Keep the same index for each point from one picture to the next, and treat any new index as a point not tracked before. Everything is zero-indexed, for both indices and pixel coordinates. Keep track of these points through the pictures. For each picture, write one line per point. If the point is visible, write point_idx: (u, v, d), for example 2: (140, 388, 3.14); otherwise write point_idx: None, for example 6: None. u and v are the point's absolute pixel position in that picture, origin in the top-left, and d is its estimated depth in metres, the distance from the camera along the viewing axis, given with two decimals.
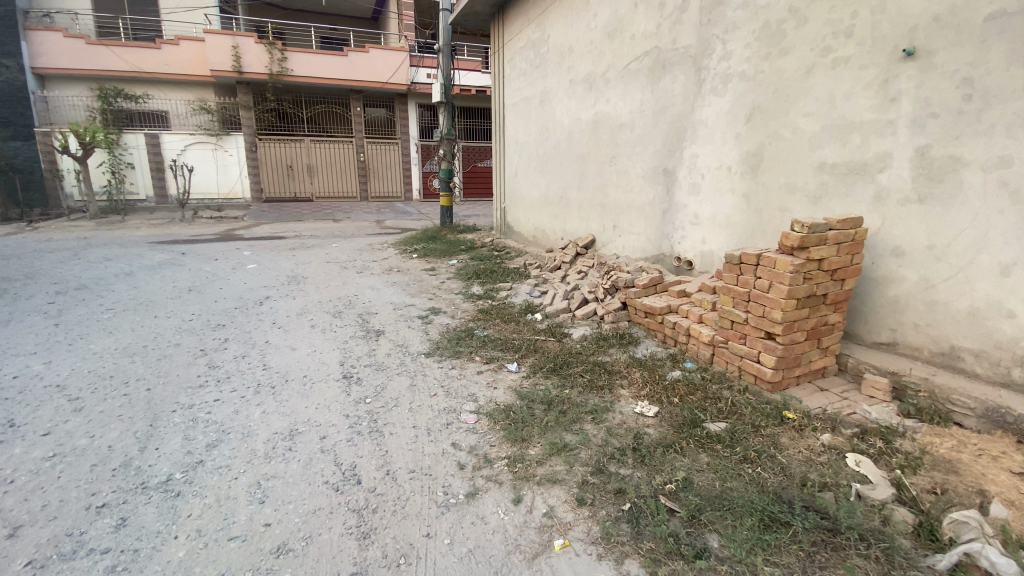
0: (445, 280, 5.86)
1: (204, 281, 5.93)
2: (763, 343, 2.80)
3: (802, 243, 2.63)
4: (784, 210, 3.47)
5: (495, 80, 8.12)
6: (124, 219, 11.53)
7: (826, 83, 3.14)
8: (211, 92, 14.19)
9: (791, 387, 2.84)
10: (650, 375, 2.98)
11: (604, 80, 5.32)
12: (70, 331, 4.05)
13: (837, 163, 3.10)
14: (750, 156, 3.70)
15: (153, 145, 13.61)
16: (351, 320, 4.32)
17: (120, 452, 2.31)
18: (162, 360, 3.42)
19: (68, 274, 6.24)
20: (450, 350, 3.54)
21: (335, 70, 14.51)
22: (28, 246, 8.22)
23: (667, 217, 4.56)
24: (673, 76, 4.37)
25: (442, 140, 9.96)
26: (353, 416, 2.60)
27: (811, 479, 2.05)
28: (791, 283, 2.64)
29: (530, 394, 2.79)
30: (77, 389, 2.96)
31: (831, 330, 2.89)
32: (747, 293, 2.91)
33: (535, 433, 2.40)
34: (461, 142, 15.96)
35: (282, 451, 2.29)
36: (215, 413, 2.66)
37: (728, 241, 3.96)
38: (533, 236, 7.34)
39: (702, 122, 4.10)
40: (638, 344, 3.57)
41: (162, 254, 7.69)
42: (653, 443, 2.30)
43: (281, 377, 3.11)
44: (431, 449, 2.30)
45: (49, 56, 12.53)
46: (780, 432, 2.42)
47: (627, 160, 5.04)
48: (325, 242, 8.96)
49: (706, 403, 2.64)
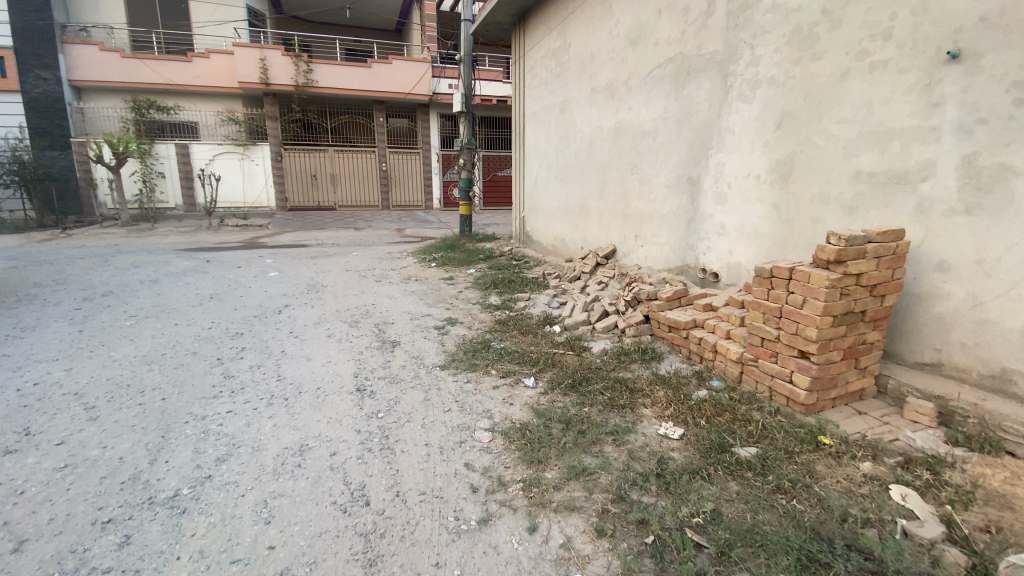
0: (462, 290, 5.80)
1: (225, 288, 5.98)
2: (796, 363, 2.64)
3: (839, 257, 2.47)
4: (817, 221, 3.31)
5: (516, 88, 8.08)
6: (153, 227, 11.82)
7: (863, 88, 2.98)
8: (239, 103, 14.53)
9: (826, 410, 2.67)
10: (675, 394, 2.84)
11: (626, 88, 5.23)
12: (92, 338, 4.10)
13: (875, 171, 2.93)
14: (781, 164, 3.55)
15: (183, 155, 13.98)
16: (367, 329, 4.28)
17: (130, 465, 2.28)
18: (179, 369, 3.41)
19: (96, 280, 6.37)
20: (465, 363, 3.45)
21: (359, 80, 14.73)
22: (61, 252, 8.47)
23: (692, 227, 4.42)
24: (698, 82, 4.24)
25: (462, 149, 9.97)
26: (364, 431, 2.53)
27: (852, 514, 1.89)
28: (827, 299, 2.49)
29: (547, 412, 2.68)
30: (94, 398, 2.96)
31: (869, 349, 2.72)
32: (779, 309, 2.76)
33: (552, 454, 2.28)
34: (482, 151, 16.01)
35: (290, 468, 2.22)
36: (226, 425, 2.62)
37: (756, 253, 3.80)
38: (552, 246, 7.23)
39: (728, 129, 3.97)
40: (661, 360, 3.43)
41: (187, 262, 7.81)
42: (678, 469, 2.17)
43: (295, 388, 3.06)
44: (443, 469, 2.21)
45: (87, 69, 12.97)
46: (816, 459, 2.25)
47: (650, 169, 4.92)
48: (345, 250, 9.01)
49: (735, 426, 2.49)
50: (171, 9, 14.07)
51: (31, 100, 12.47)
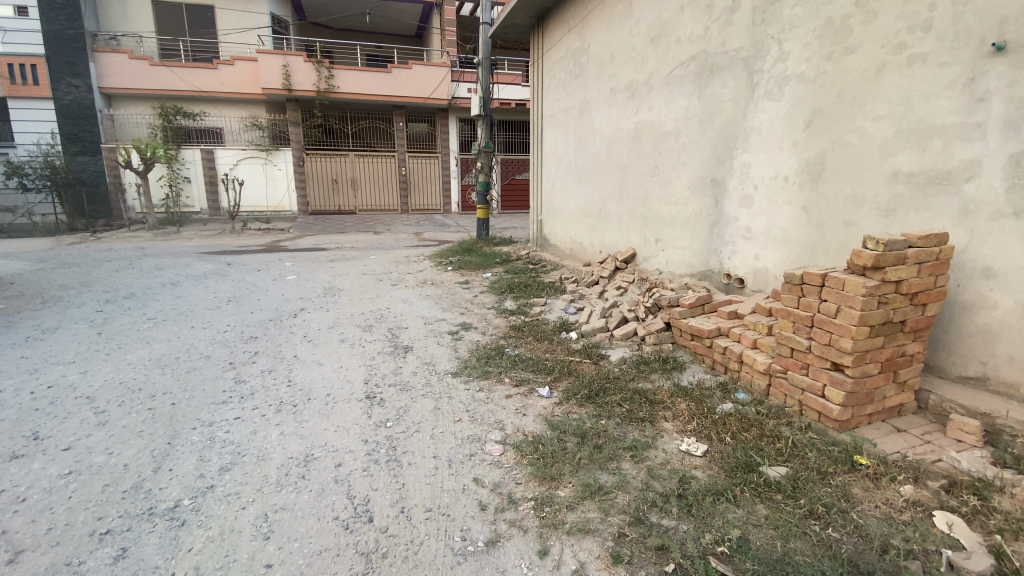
0: (478, 294, 5.71)
1: (243, 291, 6.01)
2: (829, 375, 2.47)
3: (876, 263, 2.30)
4: (850, 225, 3.13)
5: (534, 91, 7.99)
6: (178, 230, 12.05)
7: (900, 83, 2.80)
8: (262, 109, 14.78)
9: (862, 427, 2.49)
10: (698, 408, 2.69)
11: (647, 87, 5.08)
12: (110, 340, 4.12)
13: (914, 172, 2.74)
14: (811, 165, 3.37)
15: (208, 160, 14.24)
16: (380, 334, 4.21)
17: (134, 473, 2.23)
18: (190, 373, 3.39)
19: (119, 282, 6.48)
20: (478, 370, 3.35)
21: (379, 85, 14.82)
22: (90, 255, 8.68)
23: (715, 231, 4.25)
24: (722, 81, 4.09)
25: (480, 152, 9.91)
26: (372, 441, 2.44)
27: (894, 544, 1.72)
28: (864, 308, 2.32)
29: (562, 424, 2.57)
30: (105, 402, 2.95)
31: (909, 362, 2.53)
32: (810, 318, 2.59)
33: (566, 471, 2.16)
34: (500, 155, 15.98)
35: (294, 479, 2.14)
36: (233, 432, 2.56)
37: (784, 258, 3.62)
38: (570, 250, 7.11)
39: (755, 129, 3.81)
40: (683, 370, 3.28)
41: (208, 264, 7.91)
42: (702, 489, 2.03)
43: (304, 395, 3.00)
44: (451, 484, 2.11)
45: (117, 76, 13.30)
46: (851, 481, 2.09)
47: (671, 170, 4.76)
48: (363, 254, 9.03)
49: (763, 443, 2.34)
50: (198, 17, 14.41)
51: (63, 107, 12.85)
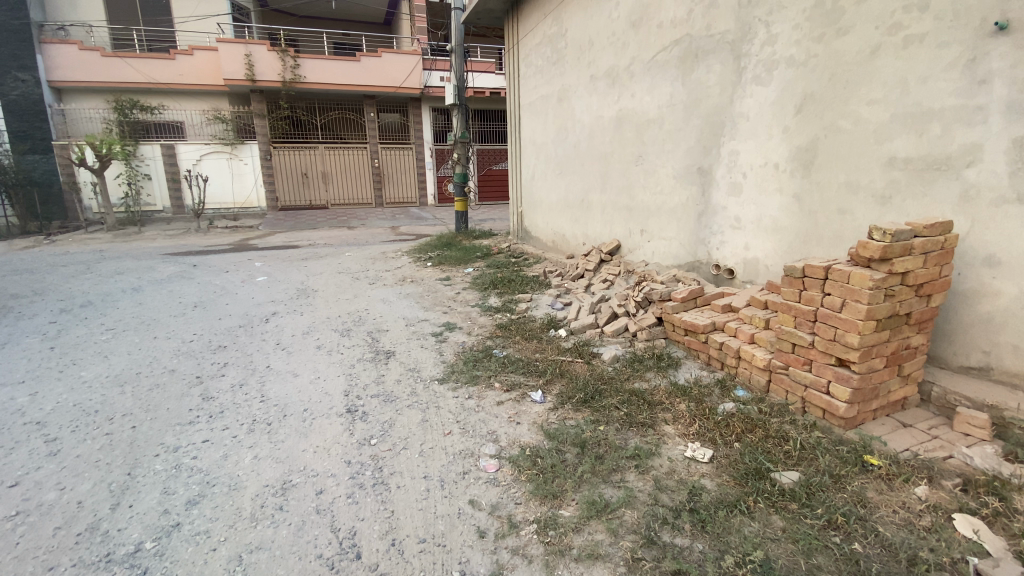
0: (460, 291, 5.54)
1: (210, 296, 5.66)
2: (834, 372, 2.38)
3: (884, 254, 2.20)
4: (845, 212, 3.04)
5: (510, 79, 7.76)
6: (140, 231, 11.46)
7: (896, 65, 2.70)
8: (225, 102, 14.12)
9: (868, 423, 2.43)
10: (698, 409, 2.57)
11: (628, 73, 4.92)
12: (63, 356, 3.79)
13: (912, 157, 2.66)
14: (803, 151, 3.27)
15: (169, 156, 13.57)
16: (360, 339, 3.98)
17: (88, 512, 2.00)
18: (153, 390, 3.12)
19: (76, 289, 6.06)
20: (466, 375, 3.18)
21: (348, 75, 14.29)
22: (43, 259, 8.15)
23: (703, 221, 4.15)
24: (707, 65, 3.95)
25: (456, 142, 9.60)
26: (355, 463, 2.25)
27: (923, 556, 1.63)
28: (871, 301, 2.23)
29: (559, 432, 2.43)
30: (56, 428, 2.67)
31: (914, 355, 2.46)
32: (813, 312, 2.49)
33: (568, 487, 2.02)
34: (475, 144, 15.64)
35: (271, 512, 1.94)
36: (201, 459, 2.34)
37: (776, 249, 3.53)
38: (552, 242, 6.94)
39: (742, 115, 3.69)
40: (678, 367, 3.16)
41: (172, 267, 7.49)
42: (713, 501, 1.92)
43: (279, 412, 2.77)
44: (445, 509, 1.94)
45: (67, 69, 12.60)
46: (865, 483, 2.01)
47: (656, 159, 4.63)
48: (337, 251, 8.71)
49: (770, 445, 2.25)
50: (152, 5, 13.62)
51: (10, 103, 12.05)
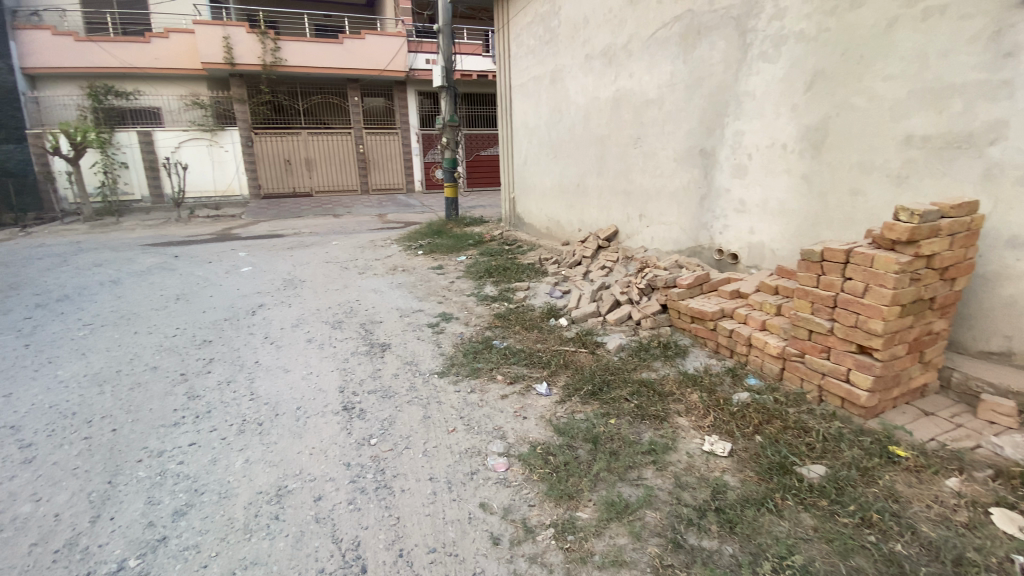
0: (454, 280, 5.36)
1: (193, 288, 5.42)
2: (855, 359, 2.29)
3: (911, 237, 2.12)
4: (858, 194, 2.93)
5: (500, 61, 7.51)
6: (118, 222, 11.02)
7: (913, 39, 2.59)
8: (204, 86, 13.63)
9: (888, 412, 2.35)
10: (712, 399, 2.46)
11: (626, 51, 4.74)
12: (38, 354, 3.56)
13: (930, 135, 2.56)
14: (812, 130, 3.15)
15: (146, 143, 13.05)
16: (352, 332, 3.81)
17: (66, 526, 1.83)
18: (136, 389, 2.94)
19: (52, 283, 5.78)
20: (467, 367, 3.04)
21: (330, 57, 13.90)
22: (18, 252, 7.80)
23: (705, 204, 4.02)
24: (710, 42, 3.80)
25: (445, 127, 9.33)
26: (356, 465, 2.11)
27: (967, 556, 1.57)
28: (896, 286, 2.13)
29: (570, 427, 2.30)
30: (31, 432, 2.48)
31: (933, 341, 2.39)
32: (832, 298, 2.38)
33: (584, 487, 1.90)
34: (464, 129, 15.31)
35: (265, 522, 1.80)
36: (188, 464, 2.17)
37: (783, 232, 3.42)
38: (547, 228, 6.78)
39: (748, 93, 3.55)
40: (686, 356, 3.05)
41: (154, 258, 7.20)
42: (739, 499, 1.82)
43: (271, 411, 2.61)
44: (455, 514, 1.82)
45: (40, 55, 12.09)
46: (893, 476, 1.94)
47: (655, 141, 4.49)
48: (324, 240, 8.43)
49: (791, 437, 2.15)
50: None
51: None
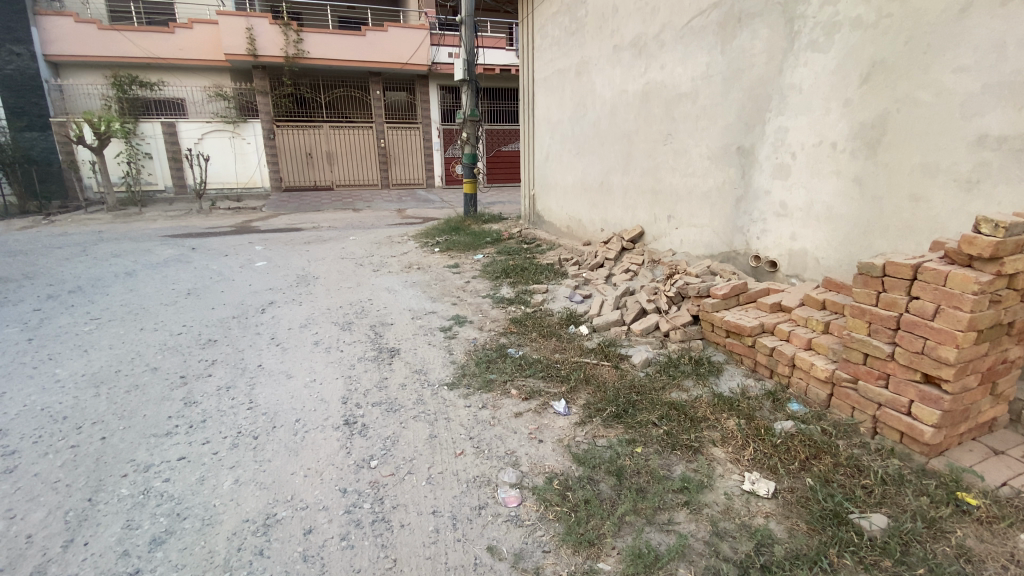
0: (470, 280, 5.15)
1: (204, 282, 5.30)
2: (920, 390, 2.00)
3: (994, 253, 1.83)
4: (919, 200, 2.62)
5: (523, 54, 7.24)
6: (141, 211, 11.10)
7: (990, 26, 2.28)
8: (227, 78, 13.67)
9: (953, 450, 2.07)
10: (751, 427, 2.19)
11: (657, 42, 4.45)
12: (39, 350, 3.45)
13: (1007, 136, 2.25)
14: (867, 128, 2.84)
15: (169, 133, 13.12)
16: (361, 334, 3.62)
17: (37, 551, 1.68)
18: (132, 392, 2.79)
19: (66, 273, 5.73)
20: (479, 379, 2.82)
21: (353, 49, 13.74)
22: (38, 241, 7.83)
23: (742, 206, 3.73)
24: (752, 31, 3.50)
25: (465, 121, 9.11)
26: (353, 493, 1.91)
27: None
28: (974, 309, 1.84)
29: (591, 456, 2.07)
30: (17, 438, 2.35)
31: (1007, 370, 2.09)
32: (894, 318, 2.09)
33: (606, 531, 1.67)
34: (484, 125, 15.13)
35: (248, 558, 1.62)
36: (174, 482, 2.01)
37: (829, 239, 3.12)
38: (568, 227, 6.52)
39: (793, 87, 3.25)
40: (720, 375, 2.78)
41: (171, 250, 7.15)
42: (786, 554, 1.58)
43: (268, 423, 2.43)
44: (458, 558, 1.61)
45: (64, 43, 12.15)
46: (968, 530, 1.67)
47: (687, 137, 4.19)
48: (342, 234, 8.30)
49: (845, 478, 1.88)
50: None
51: (3, 77, 11.56)
